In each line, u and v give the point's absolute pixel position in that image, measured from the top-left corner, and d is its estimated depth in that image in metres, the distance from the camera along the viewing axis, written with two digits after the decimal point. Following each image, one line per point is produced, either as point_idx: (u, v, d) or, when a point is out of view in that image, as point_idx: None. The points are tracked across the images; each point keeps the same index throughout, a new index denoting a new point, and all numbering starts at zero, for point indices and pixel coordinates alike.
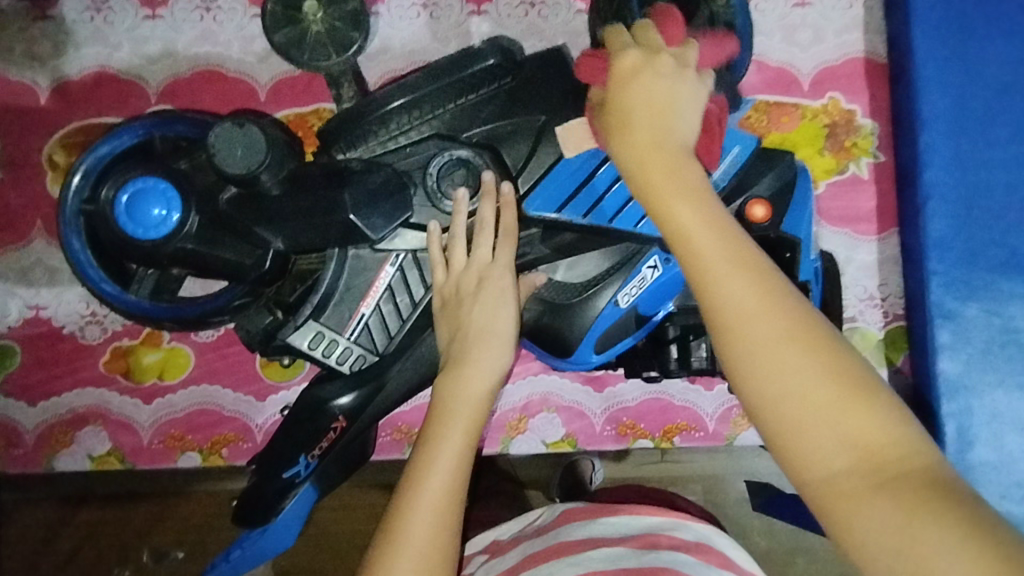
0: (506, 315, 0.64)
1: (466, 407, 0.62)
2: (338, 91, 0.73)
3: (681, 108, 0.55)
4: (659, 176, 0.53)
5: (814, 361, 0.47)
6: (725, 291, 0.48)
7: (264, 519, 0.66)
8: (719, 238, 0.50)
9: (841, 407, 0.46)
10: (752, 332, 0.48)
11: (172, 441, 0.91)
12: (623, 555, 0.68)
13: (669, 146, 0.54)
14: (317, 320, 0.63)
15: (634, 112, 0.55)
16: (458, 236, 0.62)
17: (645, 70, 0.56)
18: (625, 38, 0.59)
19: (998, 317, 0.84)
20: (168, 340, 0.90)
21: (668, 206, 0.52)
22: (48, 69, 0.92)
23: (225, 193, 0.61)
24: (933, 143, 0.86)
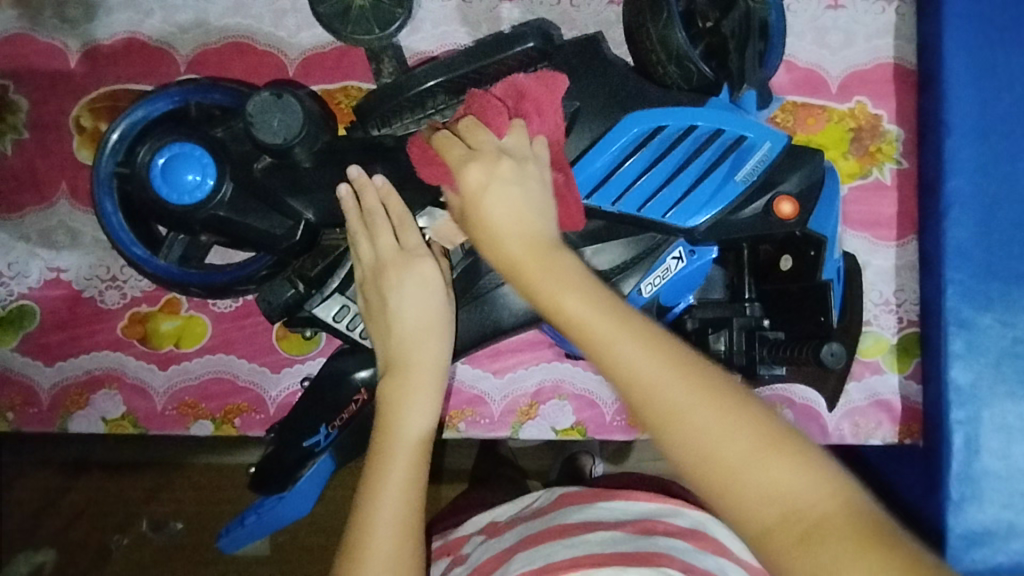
0: (438, 304, 0.61)
1: (413, 416, 0.60)
2: (378, 66, 0.72)
3: (538, 200, 0.55)
4: (539, 260, 0.52)
5: (725, 420, 0.46)
6: (625, 366, 0.48)
7: (282, 485, 0.66)
8: (606, 315, 0.49)
9: (758, 460, 0.46)
10: (660, 404, 0.47)
11: (186, 409, 0.91)
12: (619, 539, 0.70)
13: (538, 231, 0.54)
14: (343, 293, 0.65)
15: (491, 213, 0.54)
16: (356, 224, 0.61)
17: (488, 177, 0.55)
18: (454, 145, 0.57)
19: (1012, 328, 0.84)
20: (187, 309, 0.91)
21: (552, 291, 0.51)
22: (79, 33, 0.92)
23: (260, 160, 0.61)
24: (957, 152, 0.86)
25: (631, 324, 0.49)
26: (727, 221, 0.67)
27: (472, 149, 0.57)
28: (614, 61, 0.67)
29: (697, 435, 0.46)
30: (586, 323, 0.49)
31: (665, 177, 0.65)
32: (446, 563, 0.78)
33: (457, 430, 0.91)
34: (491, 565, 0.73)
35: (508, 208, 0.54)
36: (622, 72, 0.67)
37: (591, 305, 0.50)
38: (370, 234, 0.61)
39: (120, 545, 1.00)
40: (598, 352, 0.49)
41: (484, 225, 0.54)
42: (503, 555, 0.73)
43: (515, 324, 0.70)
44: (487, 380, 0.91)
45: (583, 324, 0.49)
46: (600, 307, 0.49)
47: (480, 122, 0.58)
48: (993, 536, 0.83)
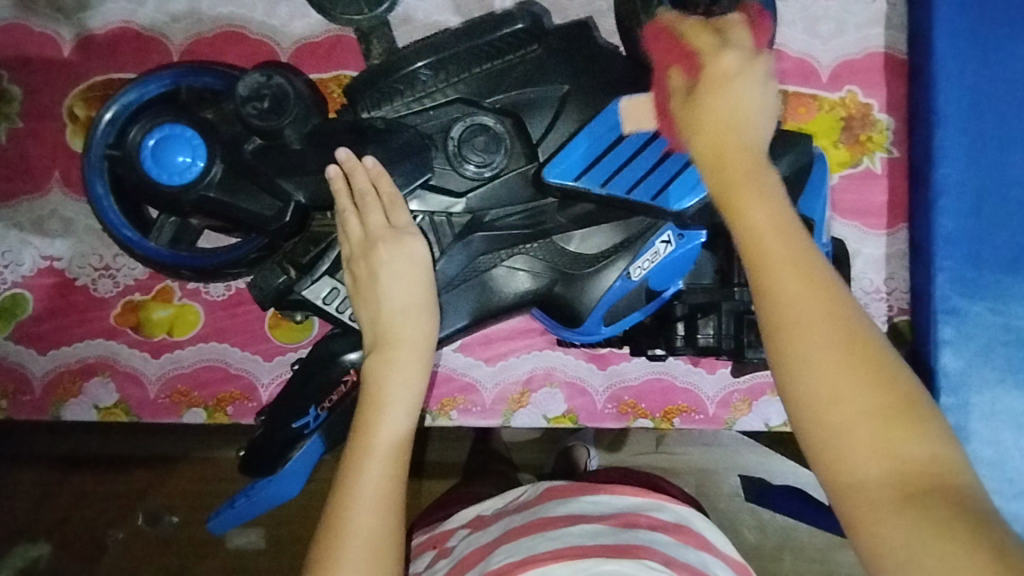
0: (425, 279, 0.62)
1: (400, 391, 0.61)
2: (368, 50, 0.71)
3: (759, 112, 0.54)
4: (736, 174, 0.52)
5: (862, 374, 0.46)
6: (789, 289, 0.48)
7: (271, 467, 0.66)
8: (791, 245, 0.49)
9: (885, 423, 0.45)
10: (811, 337, 0.47)
11: (178, 397, 0.91)
12: (602, 532, 0.70)
13: (743, 142, 0.53)
14: (334, 275, 0.65)
15: (712, 113, 0.54)
16: (347, 203, 0.61)
17: (738, 72, 0.54)
18: (705, 37, 0.57)
19: (1000, 316, 0.85)
20: (180, 297, 0.91)
21: (741, 202, 0.51)
22: (73, 22, 0.92)
23: (250, 143, 0.62)
24: (947, 140, 0.87)
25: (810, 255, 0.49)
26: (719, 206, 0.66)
27: (730, 45, 0.55)
28: (603, 48, 0.67)
29: (831, 379, 0.46)
30: (763, 246, 0.49)
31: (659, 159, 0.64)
32: (432, 555, 0.79)
33: (448, 418, 0.91)
34: (473, 559, 0.73)
35: (725, 112, 0.53)
36: (612, 57, 0.67)
37: (778, 221, 0.50)
38: (359, 212, 0.61)
39: (115, 539, 1.01)
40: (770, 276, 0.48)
41: (706, 116, 0.54)
42: (486, 548, 0.73)
43: (505, 308, 0.70)
44: (478, 368, 0.91)
45: (764, 247, 0.49)
46: (784, 229, 0.49)
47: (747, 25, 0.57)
48: None
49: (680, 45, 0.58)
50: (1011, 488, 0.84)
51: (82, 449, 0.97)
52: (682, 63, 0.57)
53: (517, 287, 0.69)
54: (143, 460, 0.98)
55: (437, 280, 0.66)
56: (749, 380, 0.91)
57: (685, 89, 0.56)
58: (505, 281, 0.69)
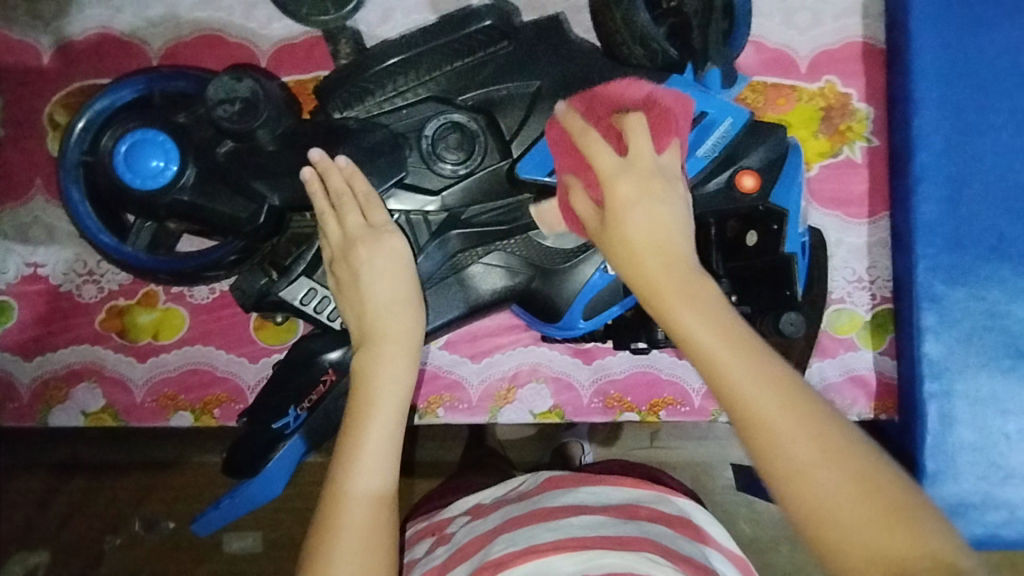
0: (409, 279, 0.63)
1: (387, 385, 0.60)
2: (336, 48, 0.71)
3: (678, 229, 0.55)
4: (676, 291, 0.53)
5: (840, 473, 0.47)
6: (749, 403, 0.48)
7: (252, 473, 0.66)
8: (744, 361, 0.50)
9: (872, 524, 0.45)
10: (787, 446, 0.47)
11: (165, 400, 0.92)
12: (604, 522, 0.70)
13: (675, 261, 0.54)
14: (311, 276, 0.65)
15: (635, 231, 0.55)
16: (323, 203, 0.61)
17: (639, 196, 0.55)
18: (603, 148, 0.57)
19: (984, 302, 0.86)
20: (165, 301, 0.92)
21: (684, 323, 0.51)
22: (52, 30, 0.92)
23: (222, 146, 0.61)
24: (926, 128, 0.88)
25: (763, 364, 0.49)
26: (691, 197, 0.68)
27: (626, 160, 0.56)
28: (575, 42, 0.67)
29: (811, 484, 0.47)
30: (720, 363, 0.50)
31: None
32: (431, 541, 0.79)
33: (435, 416, 0.92)
34: (473, 546, 0.72)
35: (645, 233, 0.55)
36: (583, 51, 0.66)
37: (724, 336, 0.50)
38: (338, 213, 0.61)
39: (113, 545, 1.01)
40: (732, 392, 0.49)
41: (624, 243, 0.55)
42: (487, 536, 0.73)
43: (484, 305, 0.70)
44: (464, 365, 0.92)
45: (719, 363, 0.50)
46: (732, 343, 0.50)
47: (646, 122, 0.57)
48: (970, 508, 0.84)
49: (582, 157, 0.58)
50: (998, 474, 0.84)
51: (79, 454, 0.99)
52: (587, 185, 0.58)
53: (495, 284, 0.69)
54: (141, 465, 0.99)
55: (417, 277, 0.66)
56: None
57: (595, 211, 0.58)
58: (481, 278, 0.69)
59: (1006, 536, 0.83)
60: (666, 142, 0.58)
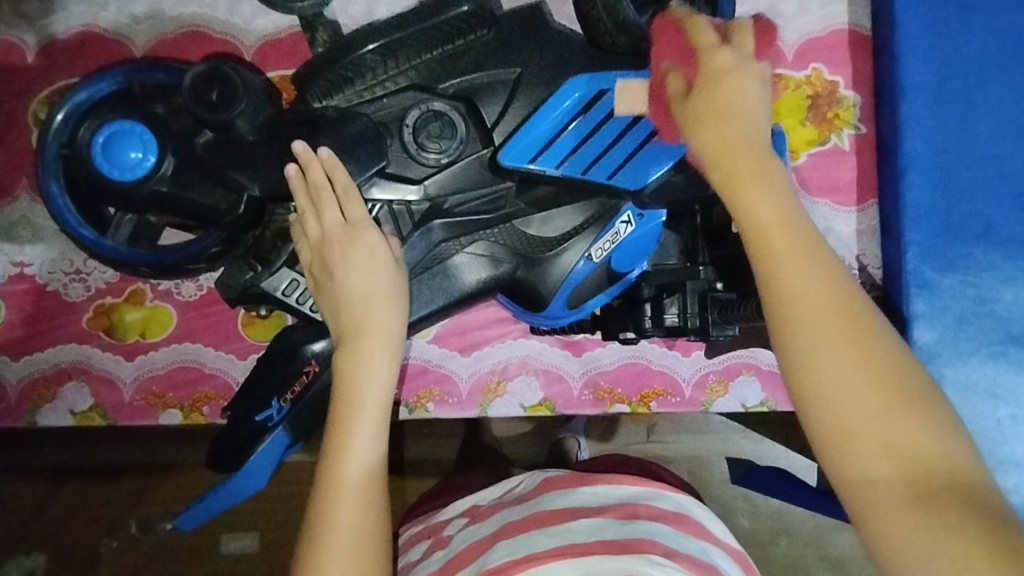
0: (388, 271, 0.61)
1: (369, 382, 0.60)
2: (312, 35, 0.69)
3: (760, 113, 0.53)
4: (748, 163, 0.52)
5: (870, 365, 0.47)
6: (796, 282, 0.49)
7: (235, 465, 0.66)
8: (800, 242, 0.50)
9: (894, 415, 0.46)
10: (824, 329, 0.48)
11: (153, 399, 0.91)
12: (603, 526, 0.69)
13: (750, 139, 0.52)
14: (293, 268, 0.65)
15: (716, 107, 0.53)
16: (304, 202, 0.61)
17: (734, 70, 0.53)
18: (711, 34, 0.55)
19: (972, 288, 0.86)
20: (151, 299, 0.91)
21: (747, 198, 0.51)
22: (36, 28, 0.92)
23: (201, 136, 0.61)
24: (912, 114, 0.87)
25: (816, 251, 0.49)
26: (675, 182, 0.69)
27: (734, 44, 0.54)
28: (556, 29, 0.67)
29: (841, 372, 0.47)
30: (773, 247, 0.50)
31: (613, 138, 0.65)
32: (427, 544, 0.79)
33: (425, 410, 0.91)
34: (472, 552, 0.72)
35: (728, 109, 0.53)
36: (565, 37, 0.66)
37: (785, 215, 0.50)
38: (315, 208, 0.61)
39: (109, 547, 1.01)
40: (781, 279, 0.49)
41: (701, 117, 0.53)
42: (486, 541, 0.73)
43: (468, 296, 0.70)
44: (454, 359, 0.91)
45: (772, 247, 0.50)
46: (791, 224, 0.50)
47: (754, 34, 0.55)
48: None
49: (684, 43, 0.56)
50: (989, 460, 0.84)
51: (72, 457, 0.97)
52: (683, 64, 0.56)
53: (480, 273, 0.68)
54: (136, 466, 0.99)
55: None
56: (723, 361, 0.91)
57: (683, 86, 0.55)
58: (466, 267, 0.68)
59: None
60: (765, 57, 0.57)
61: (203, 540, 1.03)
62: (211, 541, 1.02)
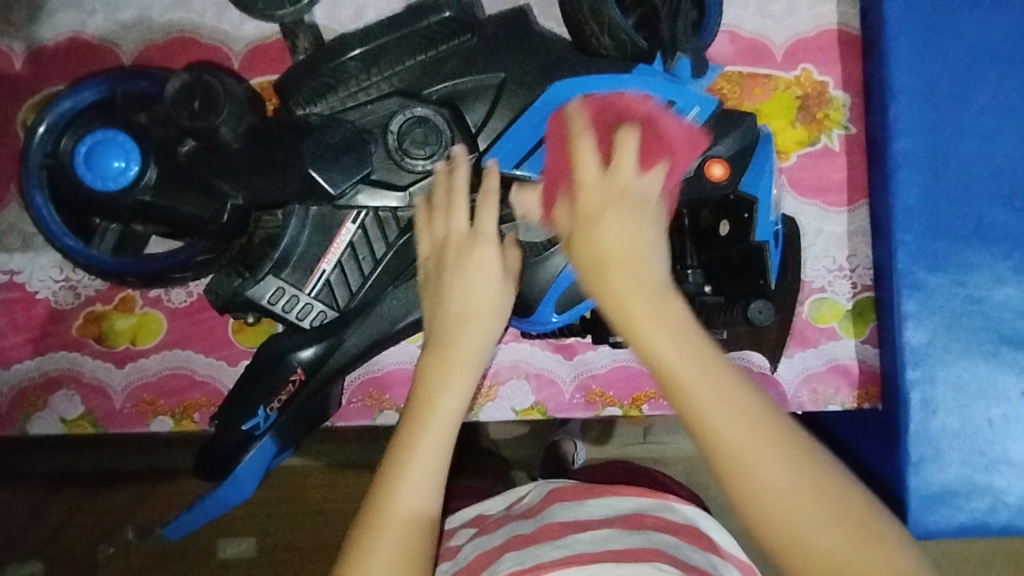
0: (495, 289, 0.60)
1: (444, 398, 0.56)
2: (294, 43, 0.69)
3: (650, 239, 0.53)
4: (647, 304, 0.50)
5: (810, 495, 0.46)
6: (719, 430, 0.47)
7: (224, 474, 0.65)
8: (714, 383, 0.47)
9: (846, 547, 0.45)
10: (758, 472, 0.46)
11: (144, 406, 0.91)
12: (610, 537, 0.69)
13: (645, 276, 0.51)
14: (278, 276, 0.64)
15: (604, 241, 0.53)
16: (437, 201, 0.61)
17: (608, 203, 0.54)
18: (588, 154, 0.56)
19: (963, 288, 0.85)
20: (141, 306, 0.91)
21: (648, 343, 0.49)
22: (24, 35, 0.91)
23: (184, 144, 0.61)
24: (903, 114, 0.87)
25: (732, 392, 0.47)
26: None
27: (609, 172, 0.55)
28: (540, 34, 0.67)
29: (784, 510, 0.46)
30: (688, 388, 0.47)
31: None
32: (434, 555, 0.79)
33: None
34: (478, 564, 0.72)
35: (618, 243, 0.52)
36: (552, 42, 0.66)
37: (693, 359, 0.48)
38: (447, 209, 0.61)
39: (107, 553, 1.01)
40: (701, 420, 0.47)
41: (589, 250, 0.53)
42: (491, 554, 0.73)
43: None
44: None
45: (685, 388, 0.48)
46: (700, 365, 0.48)
47: (637, 143, 0.55)
48: (954, 496, 0.84)
49: (567, 160, 0.58)
50: (982, 460, 0.84)
51: (70, 462, 0.98)
52: (564, 188, 0.57)
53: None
54: (133, 472, 0.99)
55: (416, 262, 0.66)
56: None
57: (569, 212, 0.56)
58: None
59: (991, 523, 0.83)
60: (653, 163, 0.57)
61: (199, 547, 1.02)
62: (208, 548, 1.02)
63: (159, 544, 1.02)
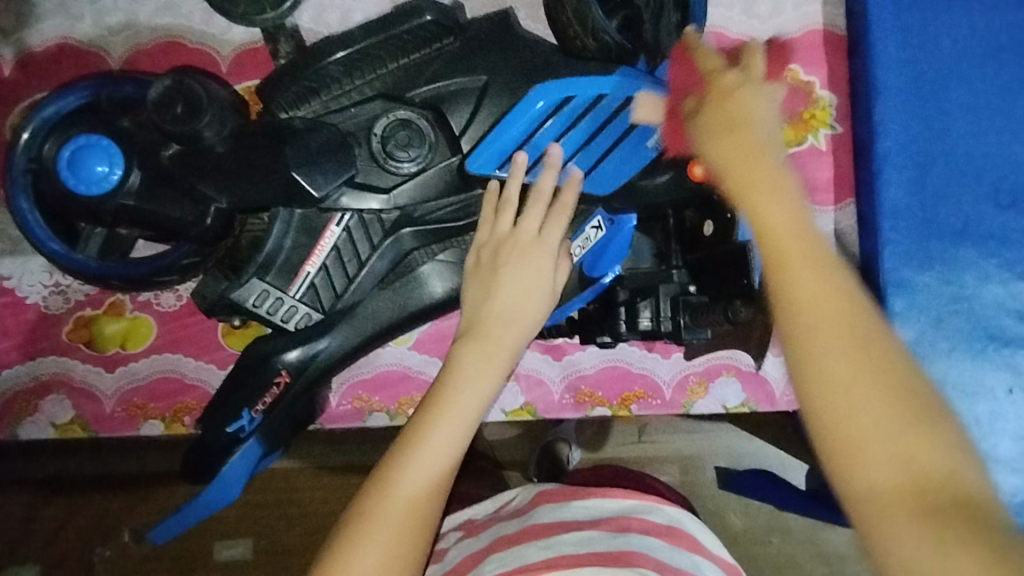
0: (537, 294, 0.63)
1: (475, 389, 0.59)
2: (275, 47, 0.70)
3: (766, 115, 0.53)
4: (752, 168, 0.50)
5: (874, 367, 0.44)
6: (798, 278, 0.46)
7: (211, 475, 0.66)
8: (807, 240, 0.47)
9: (903, 424, 0.43)
10: (825, 330, 0.45)
11: (134, 410, 0.91)
12: (595, 539, 0.70)
13: (754, 140, 0.51)
14: (263, 279, 0.64)
15: (719, 107, 0.54)
16: (513, 199, 0.63)
17: (739, 85, 0.54)
18: (717, 57, 0.57)
19: (949, 285, 0.86)
20: (131, 310, 0.91)
21: (754, 198, 0.49)
22: (12, 41, 0.92)
23: (167, 149, 0.61)
24: (888, 113, 0.88)
25: (819, 253, 0.47)
26: (645, 186, 0.69)
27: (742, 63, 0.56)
28: (524, 36, 0.67)
29: (844, 373, 0.44)
30: (780, 247, 0.47)
31: (578, 145, 0.66)
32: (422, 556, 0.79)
33: (406, 417, 0.91)
34: (467, 564, 0.73)
35: (732, 110, 0.53)
36: (534, 44, 0.67)
37: (793, 213, 0.48)
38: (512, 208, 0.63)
39: (104, 556, 1.01)
40: (789, 280, 0.46)
41: (706, 120, 0.54)
42: (478, 556, 0.73)
43: (431, 310, 0.69)
44: (436, 366, 0.91)
45: (776, 243, 0.47)
46: (797, 219, 0.48)
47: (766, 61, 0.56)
48: None
49: (695, 67, 0.59)
50: None
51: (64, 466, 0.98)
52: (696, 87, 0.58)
53: (446, 284, 0.68)
54: (125, 476, 0.99)
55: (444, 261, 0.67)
56: (703, 362, 0.91)
57: (693, 103, 0.57)
58: (428, 279, 0.67)
59: None
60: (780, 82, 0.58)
61: (195, 551, 1.03)
62: (203, 552, 1.03)
63: (153, 548, 1.03)
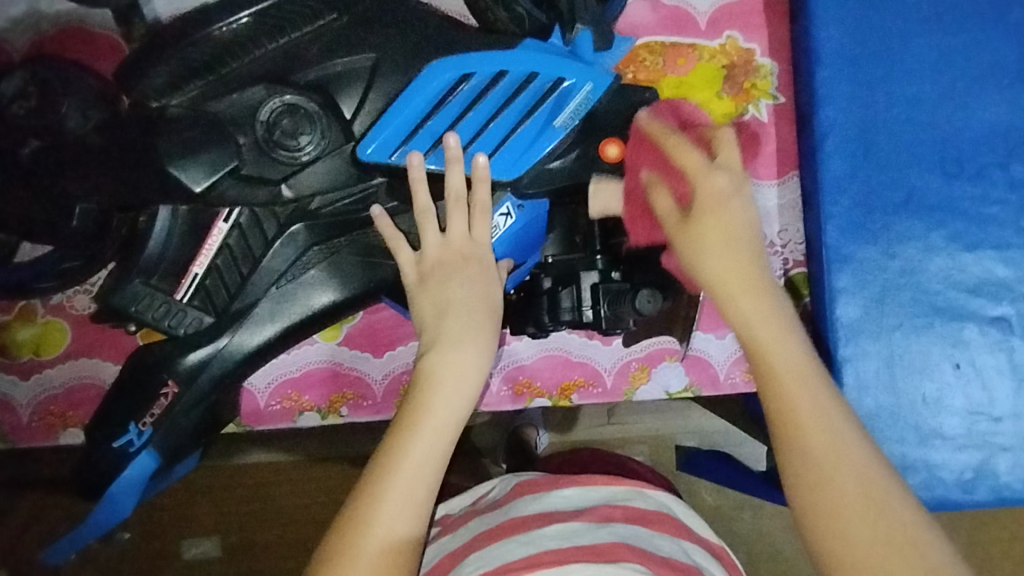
0: (493, 294, 0.60)
1: (451, 401, 0.55)
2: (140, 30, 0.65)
3: (750, 227, 0.55)
4: (743, 286, 0.54)
5: (859, 494, 0.49)
6: (790, 400, 0.51)
7: (103, 488, 0.63)
8: (793, 359, 0.52)
9: (893, 550, 0.47)
10: (821, 456, 0.50)
11: (53, 419, 0.87)
12: (578, 531, 0.64)
13: (749, 264, 0.54)
14: (148, 283, 0.62)
15: (720, 220, 0.54)
16: (428, 207, 0.59)
17: (729, 190, 0.55)
18: (686, 147, 0.57)
19: (894, 259, 0.82)
20: (42, 315, 0.86)
21: (745, 318, 0.53)
22: None
23: (25, 144, 0.55)
24: (828, 82, 0.83)
25: (802, 372, 0.52)
26: (559, 167, 0.64)
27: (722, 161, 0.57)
28: (419, 9, 0.63)
29: (841, 503, 0.49)
30: (775, 374, 0.52)
31: (478, 128, 0.62)
32: None
33: (338, 415, 0.87)
34: (444, 567, 0.68)
35: (724, 232, 0.54)
36: (431, 18, 0.62)
37: (782, 333, 0.53)
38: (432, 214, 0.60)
39: None
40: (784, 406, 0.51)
41: (697, 237, 0.54)
42: (456, 556, 0.68)
43: (322, 315, 0.64)
44: (366, 360, 0.87)
45: (772, 365, 0.52)
46: (784, 343, 0.53)
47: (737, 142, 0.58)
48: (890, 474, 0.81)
49: (670, 158, 0.58)
50: (914, 436, 0.81)
51: None
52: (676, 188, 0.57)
53: (332, 291, 0.63)
54: None
55: (339, 262, 0.63)
56: (644, 348, 0.87)
57: (677, 211, 0.56)
58: (322, 283, 0.63)
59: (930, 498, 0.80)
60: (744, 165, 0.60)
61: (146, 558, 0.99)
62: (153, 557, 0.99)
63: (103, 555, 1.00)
